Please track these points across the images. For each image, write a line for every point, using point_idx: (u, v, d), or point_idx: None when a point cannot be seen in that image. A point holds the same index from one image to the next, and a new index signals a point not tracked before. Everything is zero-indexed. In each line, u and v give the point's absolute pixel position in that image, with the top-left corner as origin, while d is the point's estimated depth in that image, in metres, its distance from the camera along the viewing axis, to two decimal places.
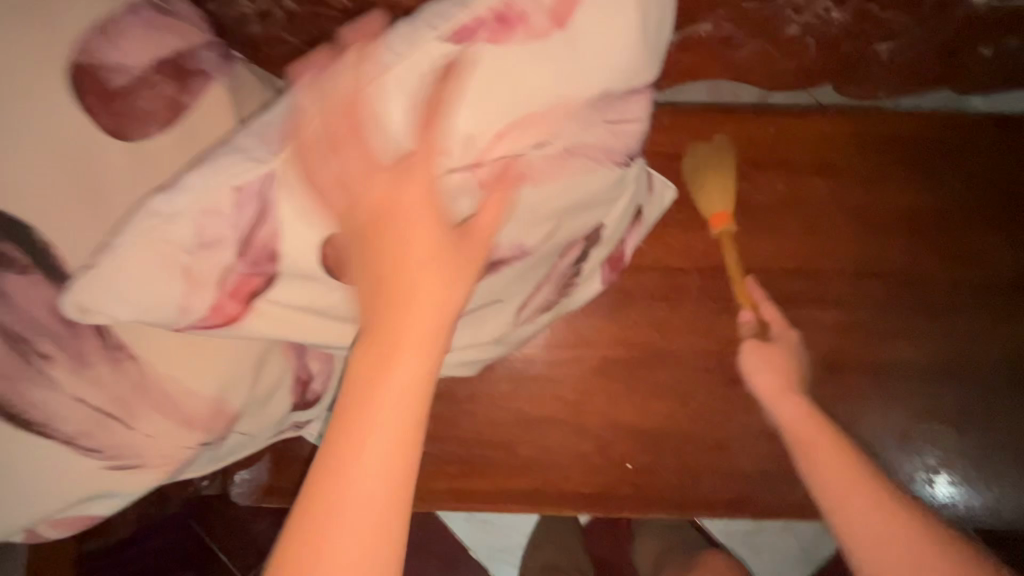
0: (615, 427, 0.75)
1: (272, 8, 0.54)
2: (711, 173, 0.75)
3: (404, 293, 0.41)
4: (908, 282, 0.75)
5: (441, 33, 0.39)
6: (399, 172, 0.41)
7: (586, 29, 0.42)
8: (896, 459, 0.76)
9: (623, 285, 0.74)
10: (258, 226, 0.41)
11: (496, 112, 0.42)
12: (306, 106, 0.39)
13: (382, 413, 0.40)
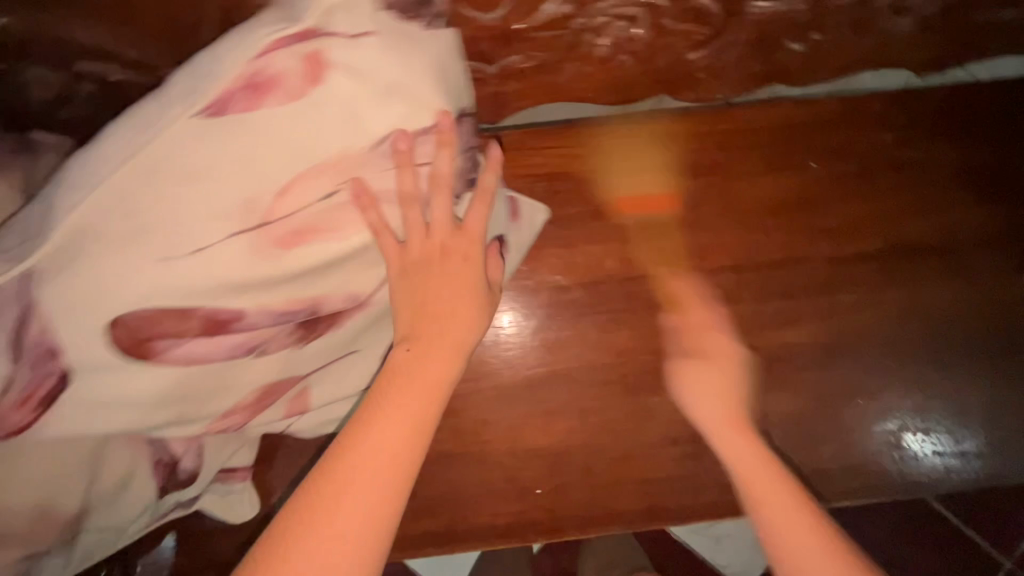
0: (520, 453, 0.75)
1: (70, 92, 0.53)
2: (577, 188, 0.75)
3: (407, 364, 0.50)
4: (792, 268, 0.76)
5: (195, 109, 0.42)
6: (179, 248, 0.43)
7: (338, 84, 0.45)
8: (883, 424, 0.77)
9: (506, 310, 0.75)
10: (24, 330, 0.41)
11: (268, 172, 0.44)
12: (65, 202, 0.41)
13: (370, 461, 0.45)
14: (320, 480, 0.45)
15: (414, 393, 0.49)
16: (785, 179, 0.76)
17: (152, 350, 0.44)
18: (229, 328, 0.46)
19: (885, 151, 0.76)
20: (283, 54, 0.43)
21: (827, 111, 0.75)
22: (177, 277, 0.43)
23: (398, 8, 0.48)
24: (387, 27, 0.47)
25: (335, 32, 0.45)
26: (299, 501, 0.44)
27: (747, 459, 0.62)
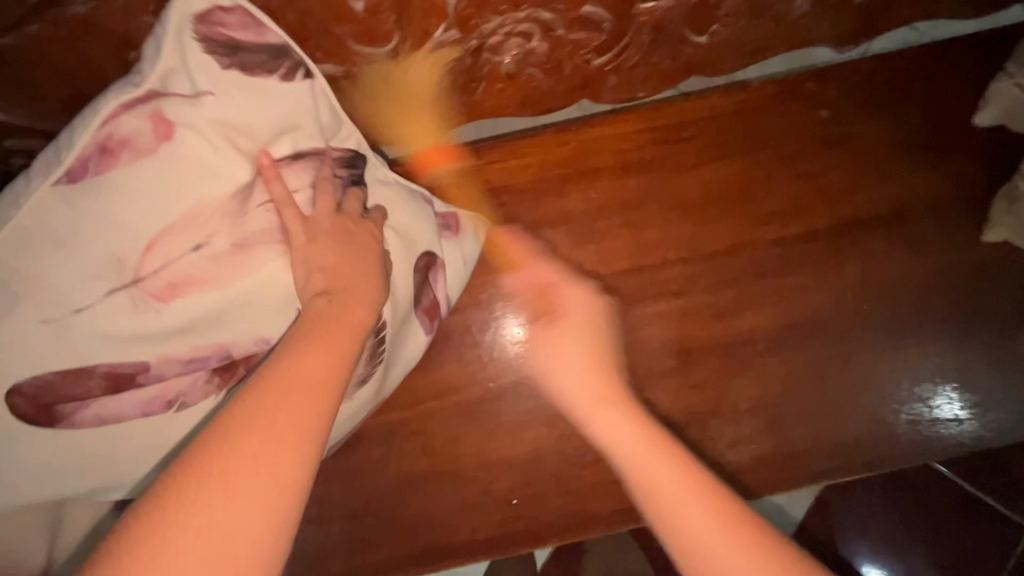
0: (493, 464, 0.75)
1: None
2: (523, 201, 0.76)
3: (323, 316, 0.48)
4: (743, 254, 0.76)
5: (55, 178, 0.48)
6: (61, 310, 0.49)
7: (187, 140, 0.50)
8: (895, 383, 0.76)
9: (464, 325, 0.76)
10: None
11: (133, 231, 0.50)
12: None
13: (283, 406, 0.41)
14: (225, 425, 0.40)
15: (332, 343, 0.46)
16: (728, 166, 0.76)
17: (57, 413, 0.51)
18: (135, 382, 0.53)
19: (823, 128, 0.76)
20: (133, 119, 0.49)
21: (761, 95, 0.75)
22: (62, 336, 0.50)
23: (243, 64, 0.52)
24: (229, 83, 0.51)
25: (176, 93, 0.50)
26: (197, 452, 0.39)
27: (627, 451, 0.52)
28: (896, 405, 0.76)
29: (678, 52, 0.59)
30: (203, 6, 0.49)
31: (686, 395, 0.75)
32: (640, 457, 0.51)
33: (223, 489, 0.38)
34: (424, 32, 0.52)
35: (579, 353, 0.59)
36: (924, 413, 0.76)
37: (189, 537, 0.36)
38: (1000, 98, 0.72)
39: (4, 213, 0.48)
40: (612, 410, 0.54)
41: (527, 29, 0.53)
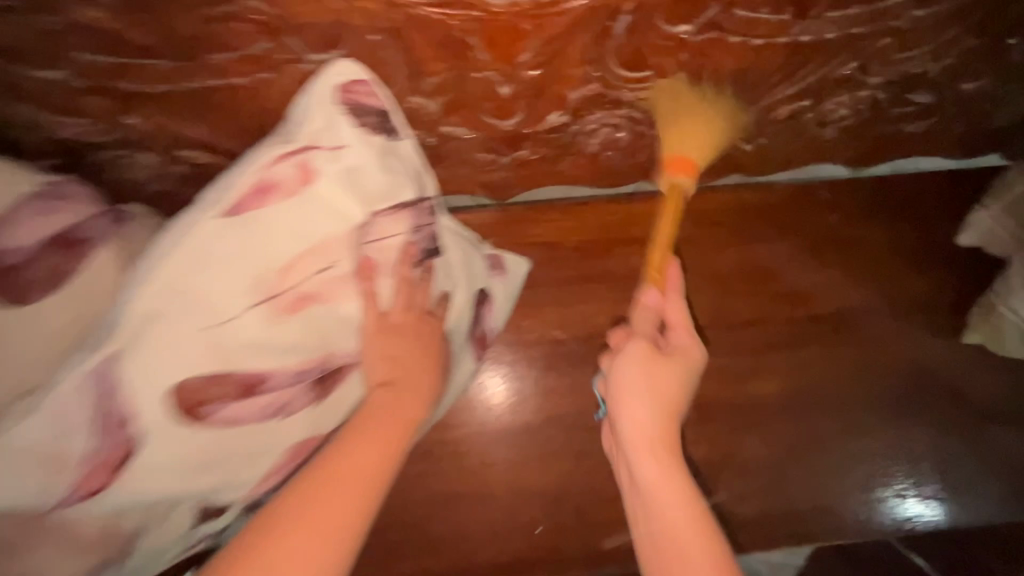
0: (522, 492, 0.81)
1: (165, 172, 0.57)
2: (575, 255, 0.85)
3: (384, 405, 0.49)
4: (756, 326, 0.86)
5: (217, 210, 0.46)
6: (211, 321, 0.46)
7: (329, 175, 0.49)
8: (878, 473, 0.85)
9: (513, 360, 0.84)
10: (107, 399, 0.44)
11: (277, 251, 0.48)
12: (126, 292, 0.45)
13: (332, 500, 0.42)
14: (267, 523, 0.41)
15: (389, 434, 0.48)
16: (755, 249, 0.87)
17: (201, 413, 0.47)
18: (258, 390, 0.49)
19: (833, 228, 0.88)
20: (283, 165, 0.48)
21: (785, 194, 0.87)
22: (216, 350, 0.46)
23: (370, 120, 0.51)
24: (355, 134, 0.50)
25: (321, 145, 0.49)
26: (241, 545, 0.40)
27: (667, 495, 0.52)
28: (875, 493, 0.85)
29: (729, 154, 0.69)
30: (350, 74, 0.48)
31: (702, 447, 0.83)
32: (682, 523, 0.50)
33: None
34: (539, 115, 0.59)
35: (642, 413, 0.55)
36: (899, 503, 0.84)
37: None
38: (976, 224, 0.85)
39: (161, 238, 0.45)
40: (666, 458, 0.54)
41: (620, 122, 0.62)
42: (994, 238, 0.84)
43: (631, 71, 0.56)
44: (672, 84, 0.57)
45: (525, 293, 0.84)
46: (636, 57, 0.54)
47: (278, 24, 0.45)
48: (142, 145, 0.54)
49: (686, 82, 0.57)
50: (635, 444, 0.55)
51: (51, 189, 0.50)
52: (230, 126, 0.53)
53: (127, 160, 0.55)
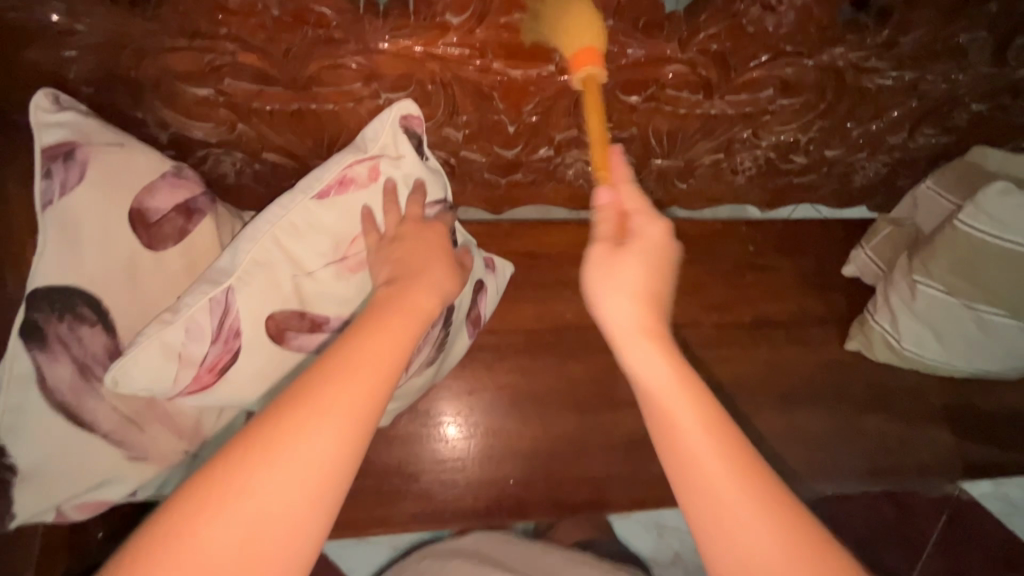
0: (500, 452, 0.99)
1: (244, 168, 0.74)
2: (549, 264, 1.06)
3: (392, 296, 0.56)
4: (690, 329, 1.08)
5: (311, 194, 0.65)
6: (300, 270, 0.65)
7: (390, 177, 0.68)
8: (788, 459, 1.06)
9: (496, 343, 1.03)
10: (224, 317, 0.61)
11: (347, 226, 0.67)
12: (242, 245, 0.63)
13: (343, 382, 0.44)
14: (293, 396, 0.43)
15: (400, 322, 0.52)
16: (693, 269, 1.09)
17: (286, 337, 0.65)
18: (321, 328, 0.67)
19: (752, 256, 1.12)
20: (359, 166, 0.67)
21: (716, 227, 1.10)
22: (301, 292, 0.65)
23: (420, 142, 0.69)
24: (406, 147, 0.68)
25: (385, 156, 0.68)
26: (257, 424, 0.42)
27: (658, 378, 0.49)
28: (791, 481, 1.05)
29: (668, 189, 0.85)
30: (413, 111, 0.67)
31: (640, 419, 1.04)
32: (671, 390, 0.49)
33: (276, 464, 0.40)
34: (531, 147, 0.77)
35: (631, 310, 0.52)
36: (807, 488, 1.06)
37: (248, 484, 0.39)
38: (857, 261, 1.09)
39: (269, 209, 0.64)
40: (649, 346, 0.51)
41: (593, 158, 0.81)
42: (867, 270, 1.09)
43: (598, 122, 0.74)
44: (628, 135, 0.76)
45: (507, 290, 1.04)
46: (604, 114, 0.73)
47: (372, 72, 0.65)
48: (239, 148, 0.71)
49: (637, 135, 0.76)
50: (614, 342, 0.52)
51: (178, 168, 0.65)
52: (302, 137, 0.71)
53: (218, 156, 0.72)
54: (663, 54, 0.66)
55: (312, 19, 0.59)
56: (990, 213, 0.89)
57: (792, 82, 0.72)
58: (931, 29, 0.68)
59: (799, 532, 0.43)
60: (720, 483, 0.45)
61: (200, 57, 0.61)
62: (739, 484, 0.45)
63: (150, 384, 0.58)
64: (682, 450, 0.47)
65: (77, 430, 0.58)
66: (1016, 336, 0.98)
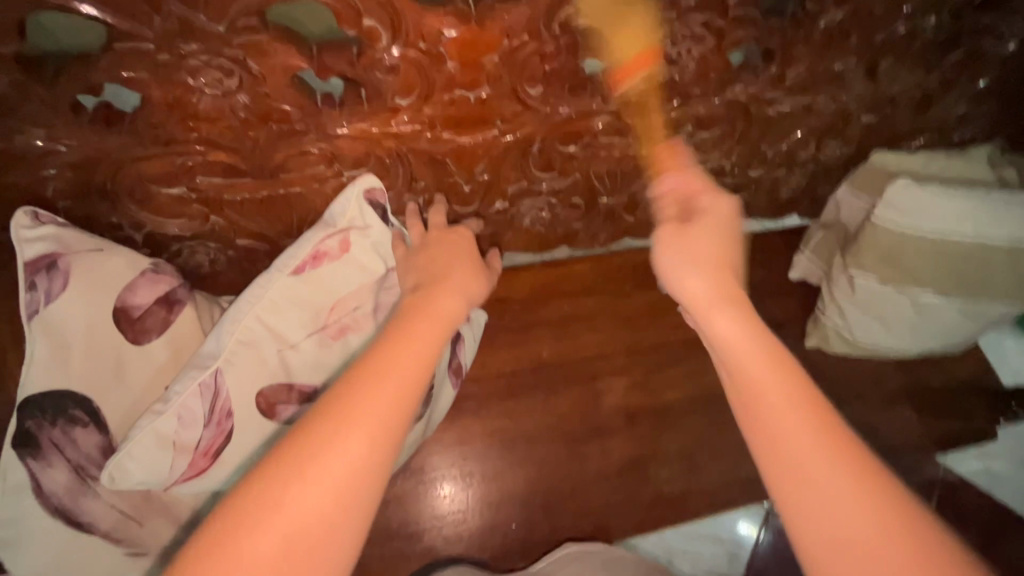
0: (497, 497, 1.01)
1: (218, 257, 0.79)
2: (519, 307, 1.12)
3: (419, 300, 0.60)
4: (660, 350, 1.14)
5: (287, 272, 0.69)
6: (283, 344, 0.68)
7: (361, 246, 0.73)
8: None
9: (479, 390, 1.06)
10: (214, 400, 0.63)
11: (325, 297, 0.71)
12: (226, 328, 0.66)
13: (376, 387, 0.47)
14: (332, 402, 0.46)
15: (428, 325, 0.56)
16: (653, 295, 1.16)
17: (277, 412, 0.67)
18: (309, 397, 0.69)
19: None
20: (331, 240, 0.71)
21: None
22: (286, 366, 0.68)
23: (385, 211, 0.75)
24: (372, 217, 0.74)
25: (354, 227, 0.73)
26: (300, 428, 0.45)
27: (743, 346, 0.56)
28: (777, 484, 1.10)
29: (618, 223, 0.97)
30: (375, 184, 0.73)
31: (629, 444, 1.07)
32: (757, 364, 0.54)
33: (318, 466, 0.43)
34: (487, 204, 0.84)
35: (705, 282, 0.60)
36: None
37: (292, 489, 0.42)
38: (799, 264, 1.18)
39: (248, 292, 0.68)
40: (722, 315, 0.58)
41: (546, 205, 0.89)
42: (811, 272, 1.18)
43: (544, 172, 0.82)
44: (573, 181, 0.86)
45: (483, 338, 1.08)
46: (547, 164, 0.82)
47: (334, 156, 0.69)
48: (212, 237, 0.76)
49: (580, 179, 0.86)
50: (696, 308, 0.61)
51: (156, 264, 0.68)
52: (272, 221, 0.76)
53: (193, 250, 0.77)
54: (589, 108, 0.73)
55: (275, 117, 0.62)
56: (898, 206, 0.98)
57: (706, 119, 0.81)
58: (808, 62, 0.75)
59: (870, 490, 0.48)
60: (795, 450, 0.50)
61: (171, 161, 0.65)
62: (811, 448, 0.50)
63: (145, 477, 0.60)
64: (762, 408, 0.52)
65: (76, 531, 0.60)
66: (949, 315, 1.07)
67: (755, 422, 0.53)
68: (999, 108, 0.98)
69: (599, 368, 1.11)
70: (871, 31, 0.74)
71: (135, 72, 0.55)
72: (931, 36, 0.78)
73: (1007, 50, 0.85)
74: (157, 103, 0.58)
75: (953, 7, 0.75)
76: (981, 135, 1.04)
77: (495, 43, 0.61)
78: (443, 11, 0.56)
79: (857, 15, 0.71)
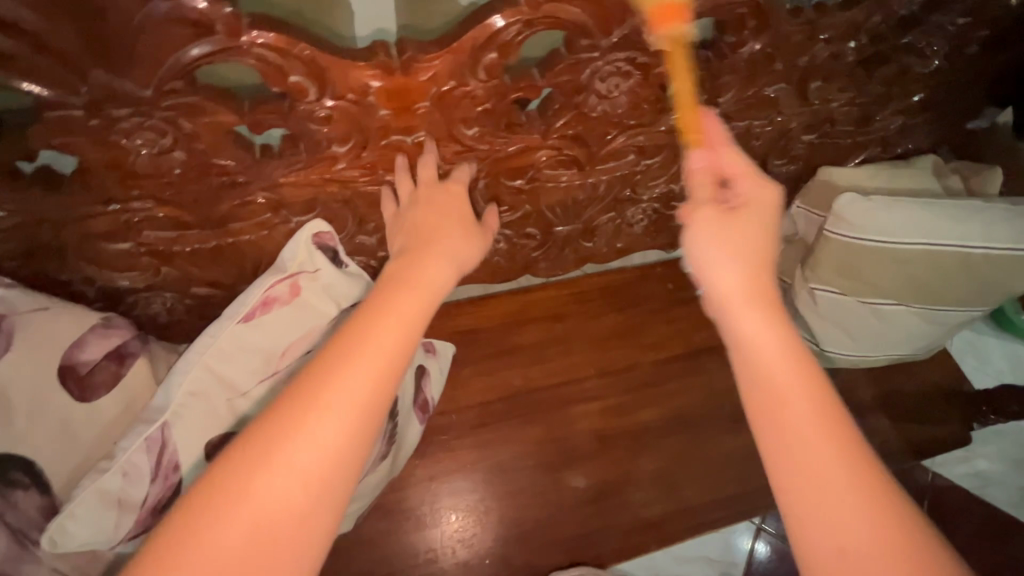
0: (472, 531, 1.00)
1: (176, 306, 0.80)
2: (487, 335, 1.12)
3: (400, 273, 0.61)
4: (631, 372, 1.14)
5: (236, 319, 0.69)
6: (234, 393, 0.68)
7: (312, 289, 0.74)
8: (752, 480, 1.10)
9: (450, 423, 1.06)
10: (161, 454, 0.63)
11: (276, 341, 0.71)
12: (175, 380, 0.66)
13: (350, 367, 0.47)
14: (304, 384, 0.46)
15: (407, 299, 0.56)
16: (622, 316, 1.17)
17: None
18: None
19: (673, 294, 1.20)
20: (280, 285, 0.72)
21: (633, 274, 1.20)
22: (238, 414, 0.68)
23: (335, 253, 0.76)
24: (320, 261, 0.75)
25: (304, 271, 0.74)
26: (271, 411, 0.45)
27: (766, 347, 0.55)
28: (757, 501, 1.09)
29: (577, 249, 0.99)
30: (324, 228, 0.74)
31: (604, 469, 1.07)
32: (779, 365, 0.54)
33: (288, 452, 0.43)
34: None
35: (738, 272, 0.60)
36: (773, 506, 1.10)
37: (264, 473, 0.43)
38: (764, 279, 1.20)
39: (197, 341, 0.68)
40: (755, 311, 0.57)
41: (502, 236, 0.91)
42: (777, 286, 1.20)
43: (495, 206, 0.84)
44: (525, 212, 0.88)
45: (452, 370, 1.09)
46: (496, 198, 0.83)
47: (280, 203, 0.71)
48: (166, 288, 0.77)
49: (531, 210, 0.88)
50: (725, 303, 0.59)
51: (106, 319, 0.69)
52: (225, 269, 0.77)
53: (149, 301, 0.78)
54: (529, 144, 0.75)
55: (215, 171, 0.64)
56: (849, 220, 0.99)
57: (648, 147, 0.83)
58: (738, 90, 0.78)
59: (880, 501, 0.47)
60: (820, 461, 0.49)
61: (116, 218, 0.66)
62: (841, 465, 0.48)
63: (90, 537, 0.59)
64: (779, 410, 0.52)
65: None
66: (910, 322, 1.08)
67: (774, 427, 0.52)
68: (939, 120, 1.00)
69: (572, 393, 1.11)
70: (796, 58, 0.76)
71: (69, 138, 0.56)
72: (857, 59, 0.81)
73: (933, 66, 0.88)
74: (95, 165, 0.60)
75: (872, 31, 0.77)
76: (925, 145, 1.06)
77: (422, 91, 0.62)
78: (368, 65, 0.58)
79: (779, 44, 0.74)
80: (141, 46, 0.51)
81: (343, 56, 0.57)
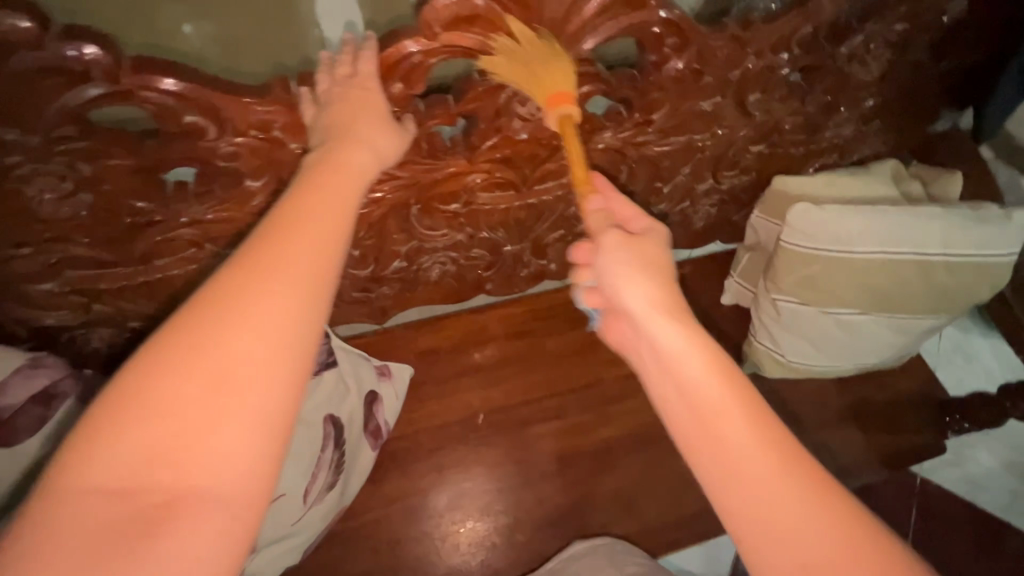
0: (430, 557, 0.99)
1: (116, 341, 0.79)
2: (446, 355, 1.11)
3: (330, 158, 0.55)
4: (594, 389, 1.12)
5: None
6: None
7: None
8: None
9: (408, 447, 1.04)
10: None
11: None
12: None
13: (289, 243, 0.46)
14: (241, 262, 0.45)
15: (341, 181, 0.53)
16: (585, 332, 1.15)
17: None
18: None
19: None
20: None
21: None
22: None
23: None
24: None
25: None
26: (212, 288, 0.44)
27: (686, 364, 0.51)
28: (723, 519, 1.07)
29: (528, 267, 0.97)
30: None
31: (565, 490, 1.05)
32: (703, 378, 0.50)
33: (236, 322, 0.43)
34: (384, 264, 0.85)
35: (652, 288, 0.55)
36: None
37: (218, 341, 0.42)
38: (731, 289, 1.18)
39: None
40: (672, 325, 0.53)
41: (448, 258, 0.90)
42: (743, 296, 1.17)
43: (433, 230, 0.83)
44: (467, 234, 0.86)
45: (410, 392, 1.07)
46: (433, 222, 0.82)
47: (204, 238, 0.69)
48: (100, 323, 0.76)
49: (473, 232, 0.87)
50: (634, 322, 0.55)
51: (34, 358, 0.69)
52: (157, 303, 0.76)
53: (86, 337, 0.77)
54: (456, 169, 0.74)
55: (128, 210, 0.63)
56: (804, 230, 0.97)
57: (586, 165, 0.80)
58: (671, 105, 0.76)
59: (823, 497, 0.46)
60: (756, 468, 0.47)
61: (35, 259, 0.66)
62: (791, 481, 0.46)
63: None
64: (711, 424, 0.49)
65: None
66: (876, 331, 1.05)
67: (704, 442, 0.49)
68: (895, 124, 0.98)
69: (533, 413, 1.09)
70: (726, 72, 0.75)
71: None
72: (794, 70, 0.79)
73: (877, 73, 0.86)
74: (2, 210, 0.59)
75: (805, 42, 0.75)
76: (883, 151, 1.04)
77: None
78: (266, 102, 0.58)
79: (705, 59, 0.72)
80: (26, 93, 0.51)
81: (239, 93, 0.56)
